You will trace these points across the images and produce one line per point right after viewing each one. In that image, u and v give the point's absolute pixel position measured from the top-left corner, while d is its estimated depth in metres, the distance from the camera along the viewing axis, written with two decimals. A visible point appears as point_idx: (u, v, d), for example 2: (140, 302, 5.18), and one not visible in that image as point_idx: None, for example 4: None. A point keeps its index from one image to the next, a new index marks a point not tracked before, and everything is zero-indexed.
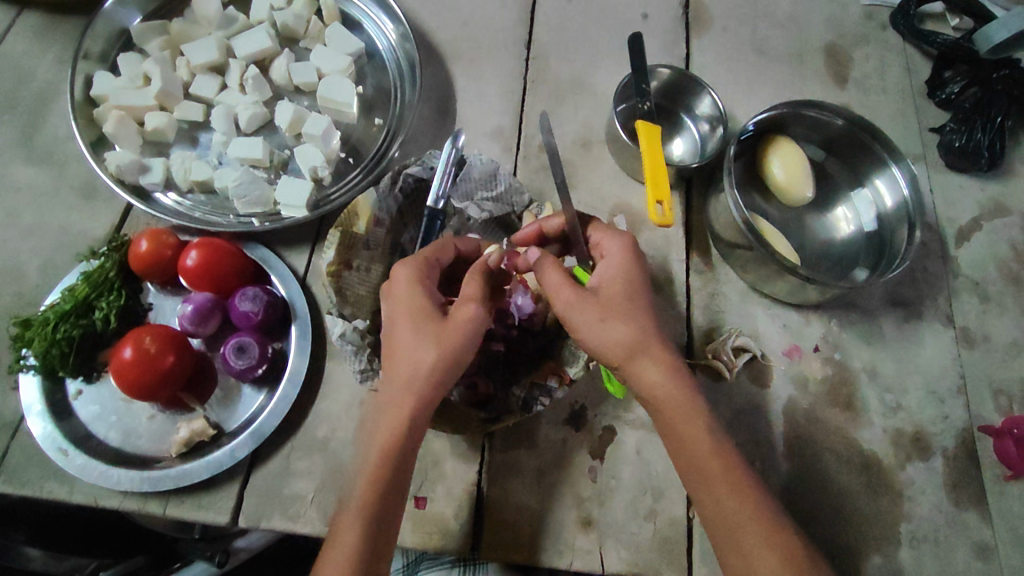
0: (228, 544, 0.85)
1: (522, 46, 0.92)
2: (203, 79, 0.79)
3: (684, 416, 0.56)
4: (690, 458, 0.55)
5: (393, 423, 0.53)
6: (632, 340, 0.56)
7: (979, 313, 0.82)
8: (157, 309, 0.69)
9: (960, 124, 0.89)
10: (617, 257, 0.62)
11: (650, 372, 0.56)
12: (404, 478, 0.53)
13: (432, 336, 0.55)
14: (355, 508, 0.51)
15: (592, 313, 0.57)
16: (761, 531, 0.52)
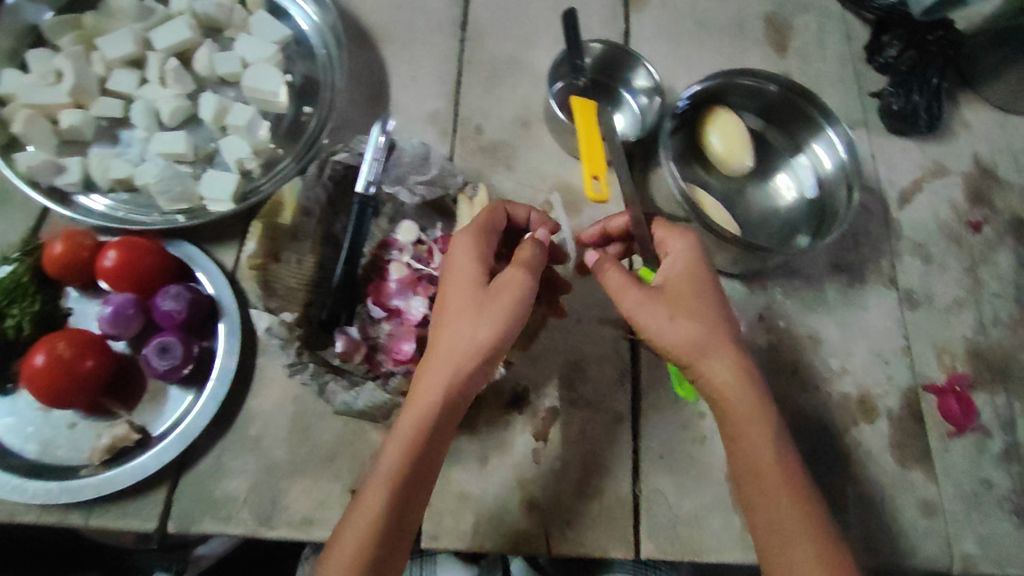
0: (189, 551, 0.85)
1: (456, 27, 0.90)
2: (121, 74, 0.75)
3: (743, 416, 0.57)
4: (740, 453, 0.57)
5: (430, 403, 0.54)
6: (700, 341, 0.57)
7: (921, 275, 0.82)
8: (77, 313, 0.66)
9: (899, 86, 0.88)
10: (682, 256, 0.61)
11: (719, 370, 0.57)
12: (433, 459, 0.54)
13: (477, 318, 0.55)
14: (383, 487, 0.52)
15: (659, 313, 0.58)
16: (803, 524, 0.55)
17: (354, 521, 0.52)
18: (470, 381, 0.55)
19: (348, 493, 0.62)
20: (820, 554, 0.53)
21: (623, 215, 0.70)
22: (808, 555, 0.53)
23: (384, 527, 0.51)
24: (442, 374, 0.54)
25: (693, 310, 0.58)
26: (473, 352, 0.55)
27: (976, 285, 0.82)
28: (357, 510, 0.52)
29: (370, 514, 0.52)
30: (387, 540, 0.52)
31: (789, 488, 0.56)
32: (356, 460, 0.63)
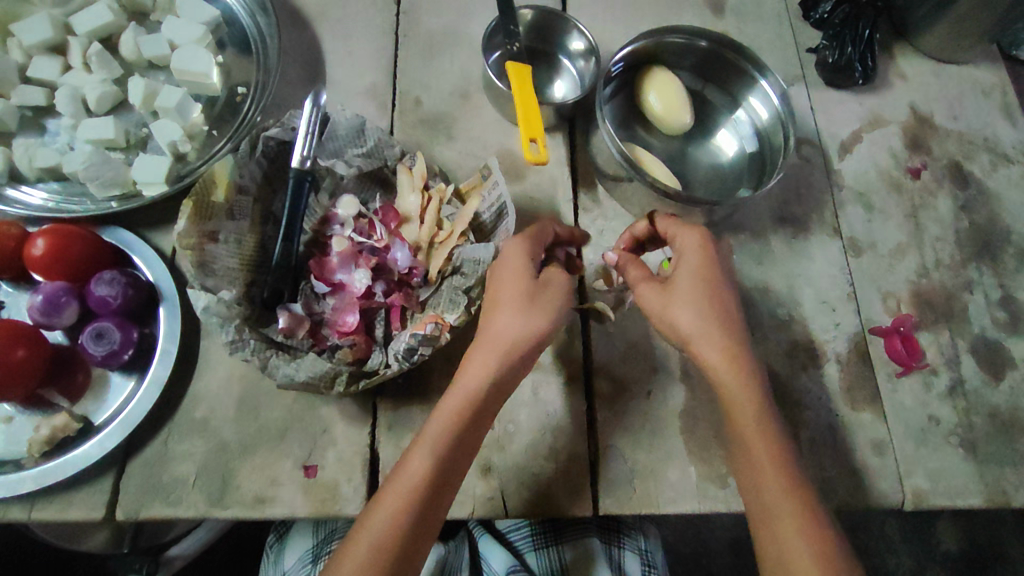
0: (161, 553, 0.89)
1: (391, 2, 0.89)
2: (41, 61, 0.73)
3: (730, 391, 0.58)
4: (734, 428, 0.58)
5: (481, 388, 0.54)
6: (701, 322, 0.58)
7: (864, 222, 0.83)
8: (10, 306, 0.64)
9: (832, 39, 0.89)
10: (691, 247, 0.62)
11: (727, 361, 0.58)
12: (475, 446, 0.55)
13: (530, 305, 0.57)
14: (428, 464, 0.52)
15: (658, 298, 0.61)
16: (785, 490, 0.54)
17: (388, 497, 0.51)
18: (517, 370, 0.56)
19: (299, 470, 0.61)
20: (801, 517, 0.53)
21: (645, 220, 0.69)
22: (791, 520, 0.53)
23: (423, 505, 0.51)
24: (493, 359, 0.55)
25: (708, 298, 0.59)
26: (525, 341, 0.56)
27: (918, 229, 0.83)
28: (393, 486, 0.52)
29: (407, 491, 0.51)
30: (423, 520, 0.51)
31: (777, 456, 0.56)
32: (305, 437, 0.62)
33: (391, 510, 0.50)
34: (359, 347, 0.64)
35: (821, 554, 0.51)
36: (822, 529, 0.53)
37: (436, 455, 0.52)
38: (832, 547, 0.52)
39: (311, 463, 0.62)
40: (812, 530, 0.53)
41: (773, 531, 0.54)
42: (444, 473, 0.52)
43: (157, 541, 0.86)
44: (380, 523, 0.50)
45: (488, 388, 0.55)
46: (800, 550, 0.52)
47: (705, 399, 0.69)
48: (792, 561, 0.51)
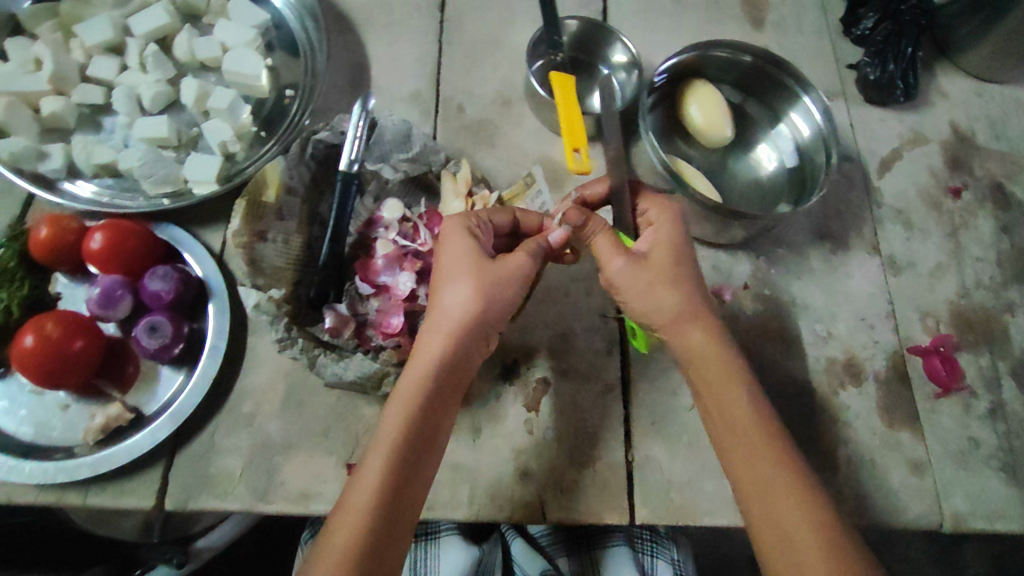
0: (187, 545, 0.91)
1: (436, 9, 0.90)
2: (101, 60, 0.76)
3: (711, 367, 0.59)
4: (722, 406, 0.58)
5: (429, 369, 0.55)
6: (680, 305, 0.60)
7: (903, 240, 0.83)
8: (66, 298, 0.67)
9: (875, 56, 0.88)
10: (665, 227, 0.63)
11: (694, 337, 0.60)
12: (436, 425, 0.55)
13: (466, 293, 0.57)
14: (386, 449, 0.52)
15: (641, 280, 0.60)
16: (780, 465, 0.55)
17: (356, 488, 0.51)
18: (467, 349, 0.57)
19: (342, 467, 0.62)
20: (799, 492, 0.54)
21: (602, 181, 0.69)
22: (787, 495, 0.54)
23: (391, 488, 0.51)
24: (436, 341, 0.56)
25: (671, 275, 0.61)
26: (465, 319, 0.57)
27: (958, 250, 0.83)
28: (358, 476, 0.51)
29: (373, 475, 0.51)
30: (393, 504, 0.51)
31: (767, 433, 0.57)
32: (350, 435, 0.63)
33: (356, 509, 0.50)
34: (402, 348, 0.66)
35: (820, 526, 0.52)
36: (818, 504, 0.53)
37: (395, 437, 0.52)
38: (827, 518, 0.53)
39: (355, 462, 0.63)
40: (809, 503, 0.53)
41: (769, 506, 0.54)
42: (406, 454, 0.52)
43: (183, 532, 0.90)
44: (351, 511, 0.49)
45: (435, 367, 0.55)
46: (802, 526, 0.52)
47: None
48: (794, 535, 0.52)
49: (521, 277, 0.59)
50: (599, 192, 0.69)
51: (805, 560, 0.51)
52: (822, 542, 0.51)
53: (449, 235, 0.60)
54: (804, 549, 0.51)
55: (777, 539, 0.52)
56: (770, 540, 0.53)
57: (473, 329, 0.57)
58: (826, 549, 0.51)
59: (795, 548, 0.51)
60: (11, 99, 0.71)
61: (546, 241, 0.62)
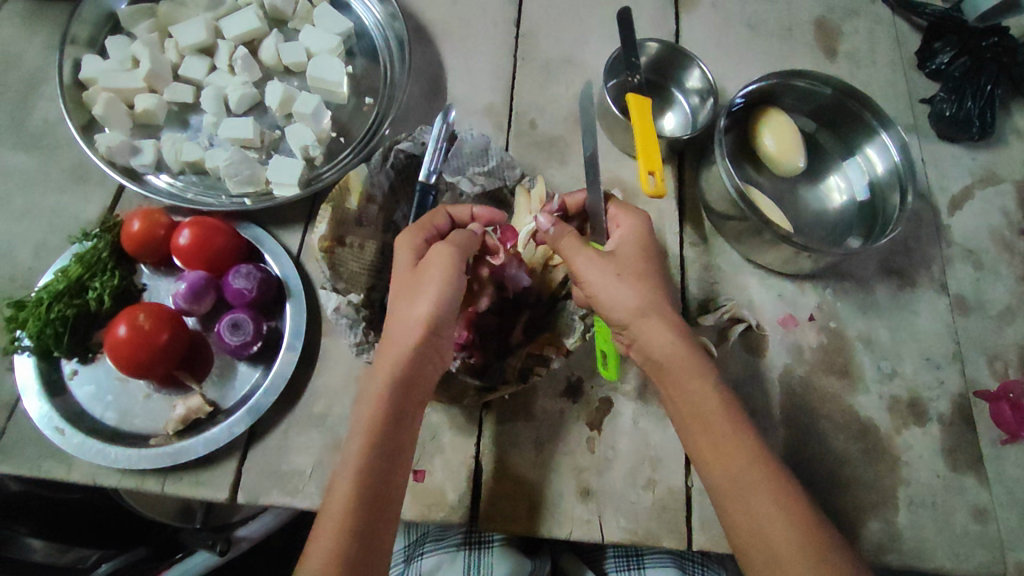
0: (230, 533, 0.89)
1: (511, 24, 0.91)
2: (192, 61, 0.78)
3: (681, 365, 0.58)
4: (694, 408, 0.58)
5: (385, 381, 0.55)
6: (645, 301, 0.59)
7: (973, 281, 0.81)
8: (150, 290, 0.71)
9: (951, 92, 0.87)
10: (631, 231, 0.64)
11: (660, 331, 0.58)
12: (401, 431, 0.54)
13: (422, 300, 0.57)
14: (353, 466, 0.52)
15: (608, 271, 0.59)
16: (755, 462, 0.56)
17: (328, 509, 0.51)
18: (421, 353, 0.56)
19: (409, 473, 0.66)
20: (774, 487, 0.55)
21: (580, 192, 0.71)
22: (763, 491, 0.55)
23: (362, 503, 0.51)
24: (388, 354, 0.56)
25: (639, 271, 0.60)
26: (422, 327, 0.56)
27: None
28: (330, 496, 0.52)
29: (344, 492, 0.52)
30: (367, 515, 0.51)
31: (738, 430, 0.57)
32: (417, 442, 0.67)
33: (334, 517, 0.50)
34: (473, 359, 0.66)
35: (795, 518, 0.54)
36: (792, 496, 0.55)
37: (360, 452, 0.53)
38: (802, 507, 0.55)
39: (420, 468, 0.66)
40: (783, 497, 0.55)
41: (747, 505, 0.54)
42: (373, 468, 0.52)
43: (225, 520, 0.90)
44: (327, 528, 0.50)
45: (390, 377, 0.55)
46: (775, 522, 0.53)
47: (802, 448, 0.71)
48: (773, 534, 0.53)
49: (459, 278, 0.59)
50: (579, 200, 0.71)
51: (780, 551, 0.52)
52: (798, 535, 0.53)
53: (402, 254, 0.62)
54: (781, 544, 0.53)
55: (755, 538, 0.53)
56: (747, 536, 0.54)
57: (425, 335, 0.56)
58: (803, 541, 0.53)
59: (772, 543, 0.53)
60: (108, 95, 0.74)
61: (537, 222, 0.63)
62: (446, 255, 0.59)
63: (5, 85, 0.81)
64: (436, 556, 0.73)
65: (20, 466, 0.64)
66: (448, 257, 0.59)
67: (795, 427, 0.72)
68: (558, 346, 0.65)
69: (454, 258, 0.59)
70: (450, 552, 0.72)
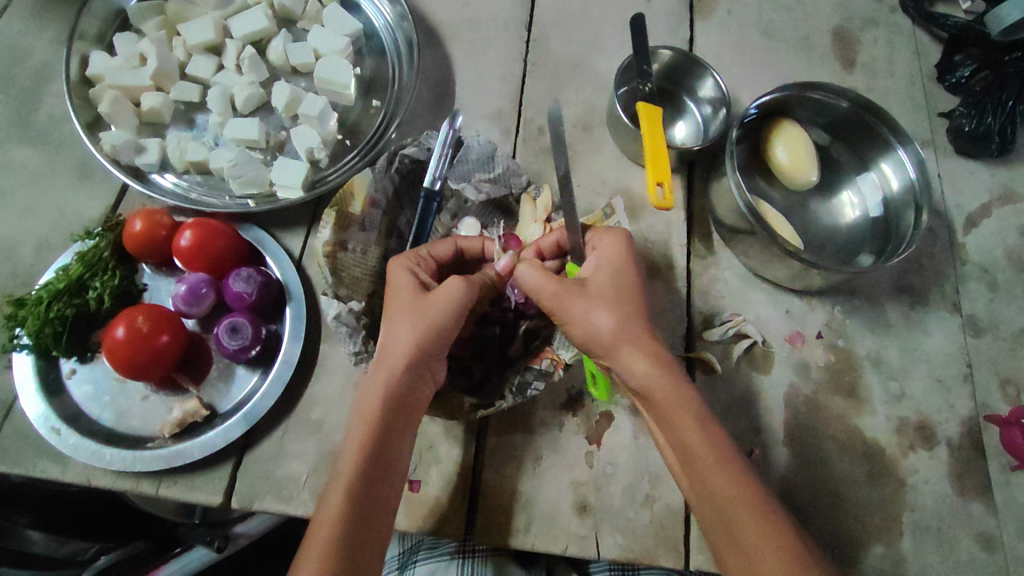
0: (227, 529, 0.85)
1: (522, 28, 0.89)
2: (200, 59, 0.78)
3: (661, 390, 0.57)
4: (675, 433, 0.57)
5: (377, 401, 0.55)
6: (615, 330, 0.58)
7: (987, 302, 0.79)
8: (151, 290, 0.70)
9: (971, 108, 0.84)
10: (612, 252, 0.62)
11: (637, 361, 0.57)
12: (393, 453, 0.54)
13: (415, 321, 0.57)
14: (345, 482, 0.52)
15: (581, 305, 0.58)
16: (740, 491, 0.54)
17: (318, 524, 0.50)
18: (417, 381, 0.57)
19: (404, 483, 0.65)
20: (756, 507, 0.53)
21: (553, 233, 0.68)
22: (746, 511, 0.53)
23: (353, 520, 0.50)
24: (383, 373, 0.56)
25: (617, 299, 0.59)
26: (414, 347, 0.57)
27: None
28: (321, 511, 0.51)
29: (335, 507, 0.51)
30: (356, 532, 0.50)
31: (720, 451, 0.55)
32: (413, 452, 0.66)
33: (323, 535, 0.49)
34: (472, 377, 0.68)
35: (778, 537, 0.52)
36: (774, 516, 0.53)
37: (353, 467, 0.52)
38: (785, 526, 0.53)
39: (415, 478, 0.66)
40: (766, 517, 0.53)
41: (729, 526, 0.53)
42: (364, 485, 0.52)
43: (224, 517, 0.86)
44: (317, 542, 0.49)
45: (385, 399, 0.55)
46: (768, 555, 0.51)
47: (804, 469, 0.70)
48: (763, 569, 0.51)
49: (461, 307, 0.59)
50: (552, 243, 0.68)
51: None
52: (781, 554, 0.51)
53: (393, 275, 0.62)
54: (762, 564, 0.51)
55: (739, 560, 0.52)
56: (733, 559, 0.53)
57: (420, 362, 0.57)
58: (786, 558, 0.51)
59: (754, 564, 0.51)
60: (115, 93, 0.73)
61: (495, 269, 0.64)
62: (456, 284, 0.59)
63: (13, 80, 0.81)
64: (429, 565, 0.71)
65: (15, 465, 0.64)
66: (458, 289, 0.59)
67: (797, 447, 0.71)
68: (555, 358, 0.63)
69: (460, 287, 0.59)
70: (442, 560, 0.70)
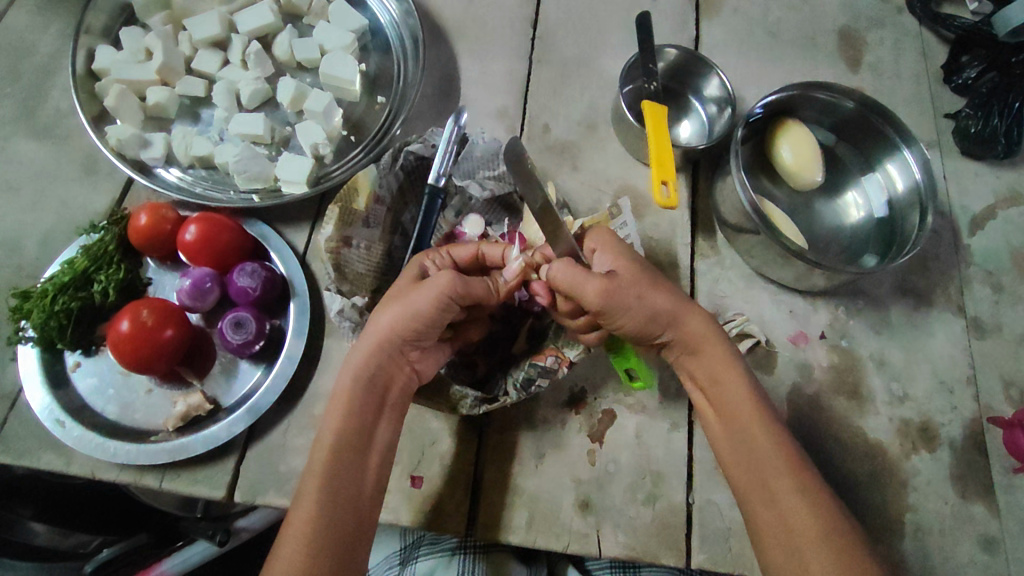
0: (229, 523, 0.84)
1: (528, 25, 0.89)
2: (205, 54, 0.78)
3: (712, 358, 0.61)
4: (722, 396, 0.60)
5: (348, 386, 0.57)
6: (675, 307, 0.60)
7: (992, 304, 0.79)
8: (156, 284, 0.71)
9: (977, 109, 0.84)
10: (609, 244, 0.62)
11: (696, 322, 0.61)
12: (366, 439, 0.56)
13: (392, 306, 0.58)
14: (319, 467, 0.53)
15: (630, 293, 0.58)
16: (774, 446, 0.57)
17: (296, 508, 0.52)
18: (388, 368, 0.57)
19: (407, 479, 0.65)
20: (792, 465, 0.56)
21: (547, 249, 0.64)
22: (781, 469, 0.56)
23: (328, 503, 0.52)
24: (357, 364, 0.57)
25: (654, 281, 0.60)
26: (387, 334, 0.57)
27: None
28: (298, 495, 0.53)
29: (310, 488, 0.52)
30: (333, 515, 0.52)
31: (763, 414, 0.59)
32: (416, 450, 0.67)
33: (300, 517, 0.51)
34: (475, 371, 0.68)
35: (809, 491, 0.55)
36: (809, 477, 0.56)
37: (326, 455, 0.54)
38: (816, 487, 0.56)
39: (417, 474, 0.66)
40: (800, 475, 0.56)
41: (763, 480, 0.56)
42: (333, 472, 0.53)
43: (226, 511, 0.84)
44: (294, 527, 0.51)
45: (356, 386, 0.56)
46: (798, 506, 0.54)
47: None
48: (794, 519, 0.54)
49: (446, 299, 0.56)
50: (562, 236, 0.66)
51: (800, 533, 0.53)
52: (813, 510, 0.54)
53: (406, 269, 0.63)
54: (794, 515, 0.54)
55: (772, 513, 0.55)
56: (768, 512, 0.55)
57: (393, 352, 0.57)
58: (816, 511, 0.54)
59: (789, 521, 0.54)
60: (120, 87, 0.74)
61: (502, 278, 0.63)
62: (442, 278, 0.57)
63: (19, 74, 0.81)
64: (431, 560, 0.71)
65: (19, 457, 0.65)
66: (444, 282, 0.56)
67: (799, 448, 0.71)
68: (560, 356, 0.63)
69: (447, 281, 0.56)
70: (443, 555, 0.71)
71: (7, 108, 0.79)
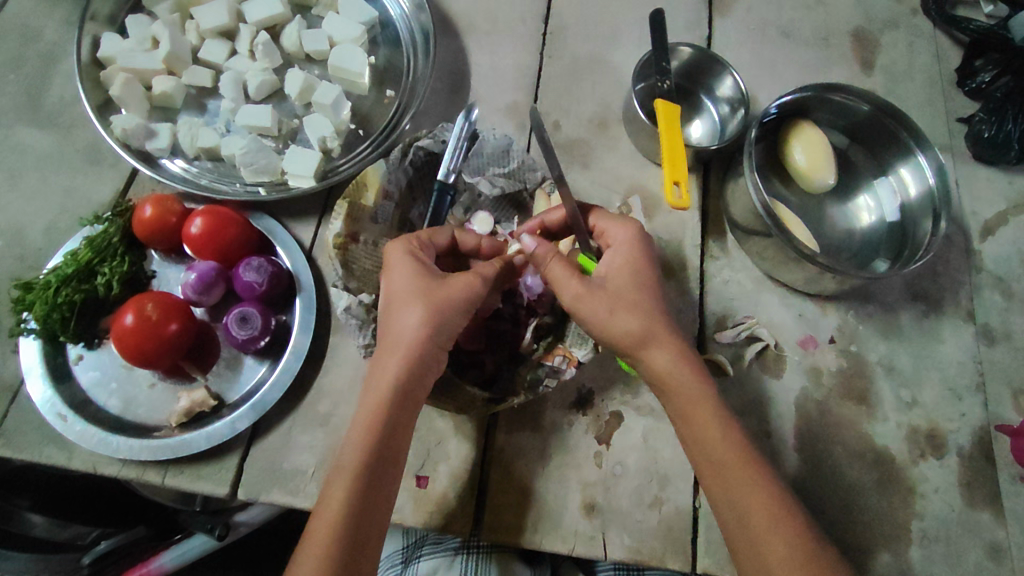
0: (229, 517, 0.83)
1: (539, 21, 0.88)
2: (213, 44, 0.77)
3: (687, 390, 0.56)
4: (698, 437, 0.56)
5: (382, 391, 0.53)
6: (645, 325, 0.57)
7: (1001, 311, 0.79)
8: (159, 277, 0.70)
9: (991, 113, 0.83)
10: (627, 247, 0.61)
11: (660, 358, 0.57)
12: (398, 448, 0.53)
13: (423, 307, 0.55)
14: (347, 478, 0.50)
15: (600, 307, 0.56)
16: (756, 485, 0.54)
17: (317, 523, 0.49)
18: (423, 372, 0.54)
19: (411, 479, 0.65)
20: (775, 509, 0.54)
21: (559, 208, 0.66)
22: (762, 518, 0.53)
23: (357, 513, 0.49)
24: (394, 363, 0.54)
25: (635, 299, 0.58)
26: (420, 338, 0.54)
27: None
28: (320, 507, 0.50)
29: (336, 499, 0.50)
30: (360, 530, 0.49)
31: (748, 462, 0.55)
32: (421, 448, 0.66)
33: (326, 531, 0.48)
34: (483, 370, 0.67)
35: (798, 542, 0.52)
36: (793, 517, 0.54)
37: (355, 464, 0.51)
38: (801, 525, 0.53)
39: (423, 473, 0.65)
40: (788, 522, 0.53)
41: (746, 529, 0.53)
42: (368, 476, 0.51)
43: (226, 505, 0.82)
44: (316, 540, 0.48)
45: (391, 388, 0.53)
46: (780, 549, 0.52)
47: (814, 475, 0.69)
48: (774, 561, 0.51)
49: (471, 298, 0.58)
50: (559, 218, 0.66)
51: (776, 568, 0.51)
52: (796, 551, 0.52)
53: (392, 261, 0.58)
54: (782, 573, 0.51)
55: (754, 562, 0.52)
56: (744, 554, 0.53)
57: (426, 351, 0.55)
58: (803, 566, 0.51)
59: (772, 567, 0.51)
60: (126, 75, 0.73)
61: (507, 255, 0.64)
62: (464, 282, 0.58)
63: (22, 60, 0.80)
64: (434, 560, 0.71)
65: (19, 450, 0.64)
66: (471, 286, 0.58)
67: (807, 454, 0.70)
68: (568, 356, 0.62)
69: (472, 287, 0.58)
70: (445, 555, 0.70)
71: (9, 96, 0.78)
